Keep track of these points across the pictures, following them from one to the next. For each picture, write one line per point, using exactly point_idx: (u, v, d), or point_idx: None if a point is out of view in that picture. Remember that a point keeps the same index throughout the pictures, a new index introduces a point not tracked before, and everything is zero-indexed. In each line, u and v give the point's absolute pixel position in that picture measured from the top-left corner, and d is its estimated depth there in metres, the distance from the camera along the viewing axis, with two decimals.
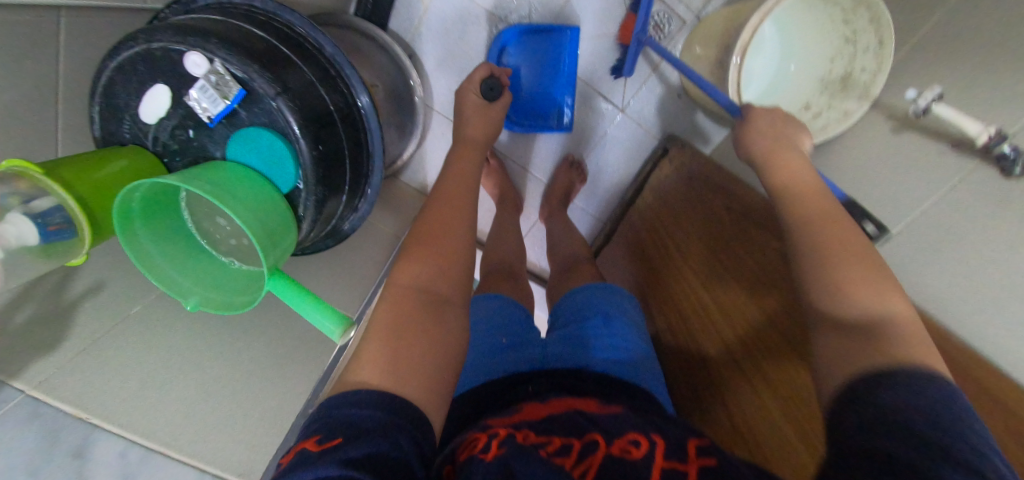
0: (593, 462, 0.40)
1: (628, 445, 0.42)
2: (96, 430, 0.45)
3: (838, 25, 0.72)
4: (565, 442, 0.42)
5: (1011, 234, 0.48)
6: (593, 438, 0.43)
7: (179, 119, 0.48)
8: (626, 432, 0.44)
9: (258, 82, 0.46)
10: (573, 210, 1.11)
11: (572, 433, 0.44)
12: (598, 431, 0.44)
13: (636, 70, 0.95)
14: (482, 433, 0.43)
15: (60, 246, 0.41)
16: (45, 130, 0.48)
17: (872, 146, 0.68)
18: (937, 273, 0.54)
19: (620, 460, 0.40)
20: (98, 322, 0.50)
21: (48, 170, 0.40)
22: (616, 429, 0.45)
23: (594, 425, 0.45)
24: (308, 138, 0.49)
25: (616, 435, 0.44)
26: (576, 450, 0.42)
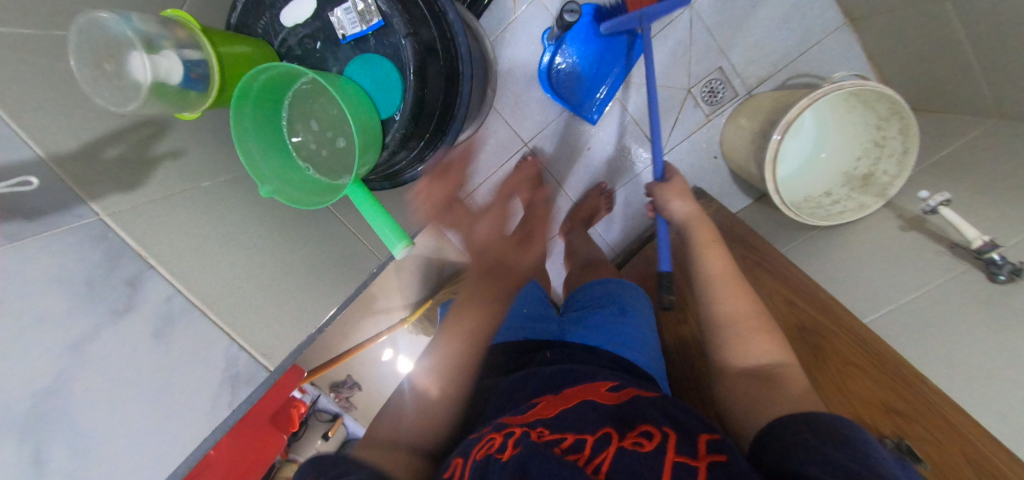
0: (605, 456, 0.41)
1: (640, 439, 0.43)
2: (151, 270, 0.47)
3: (872, 129, 0.82)
4: (577, 439, 0.44)
5: (993, 330, 0.53)
6: (607, 432, 0.44)
7: (313, 30, 0.55)
8: (639, 424, 0.45)
9: (396, 20, 0.53)
10: (592, 233, 1.17)
11: (587, 428, 0.45)
12: (612, 424, 0.46)
13: (683, 123, 1.03)
14: (497, 433, 0.47)
15: (191, 96, 0.45)
16: None
17: (881, 237, 0.76)
18: (922, 352, 0.59)
19: (633, 451, 0.41)
20: (172, 182, 0.53)
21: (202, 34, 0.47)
22: (630, 422, 0.46)
23: (609, 418, 0.47)
24: (418, 79, 0.56)
25: (630, 428, 0.45)
26: (590, 443, 0.43)
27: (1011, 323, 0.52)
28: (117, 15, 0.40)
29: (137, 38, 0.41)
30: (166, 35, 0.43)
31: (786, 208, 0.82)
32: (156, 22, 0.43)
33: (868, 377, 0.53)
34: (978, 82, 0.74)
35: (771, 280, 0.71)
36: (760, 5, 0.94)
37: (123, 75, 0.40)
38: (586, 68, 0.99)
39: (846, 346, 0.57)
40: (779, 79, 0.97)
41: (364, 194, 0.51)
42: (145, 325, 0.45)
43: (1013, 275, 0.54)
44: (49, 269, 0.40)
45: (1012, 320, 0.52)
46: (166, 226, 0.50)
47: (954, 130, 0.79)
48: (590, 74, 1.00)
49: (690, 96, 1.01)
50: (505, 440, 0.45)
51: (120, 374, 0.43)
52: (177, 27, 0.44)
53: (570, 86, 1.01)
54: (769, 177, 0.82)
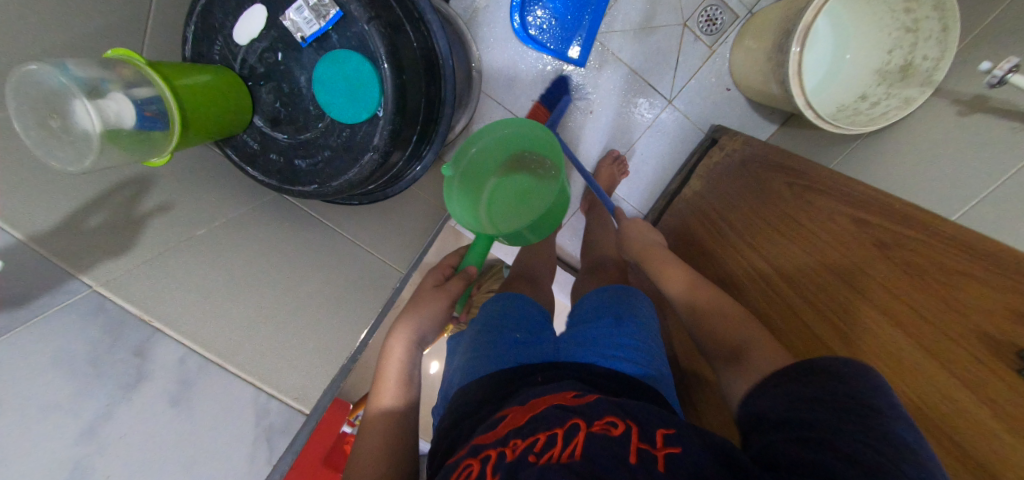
0: (576, 443, 0.41)
1: (608, 425, 0.43)
2: (158, 334, 0.43)
3: (900, 14, 0.73)
4: (549, 433, 0.43)
5: None
6: (574, 422, 0.44)
7: (270, 41, 0.50)
8: (605, 414, 0.45)
9: (354, 6, 0.48)
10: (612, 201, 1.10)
11: (554, 423, 0.44)
12: (579, 415, 0.45)
13: (685, 61, 0.95)
14: (473, 458, 0.44)
15: (150, 136, 0.42)
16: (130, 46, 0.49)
17: (936, 127, 0.68)
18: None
19: (603, 435, 0.42)
20: (166, 236, 0.50)
21: (197, 67, 0.48)
22: (594, 410, 0.46)
23: (575, 411, 0.46)
24: (393, 64, 0.49)
25: (595, 416, 0.45)
26: (561, 439, 0.42)
27: None
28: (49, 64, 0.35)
29: (76, 85, 0.36)
30: (108, 77, 0.39)
31: (821, 122, 0.73)
32: (94, 65, 0.38)
33: (977, 283, 0.42)
34: None
35: (828, 201, 0.63)
36: None
37: (72, 129, 0.36)
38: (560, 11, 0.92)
39: (935, 249, 0.46)
40: None
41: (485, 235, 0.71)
42: (161, 396, 0.41)
43: None
44: (45, 353, 0.36)
45: None
46: (165, 283, 0.47)
47: None
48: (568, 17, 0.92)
49: (687, 30, 0.93)
50: (482, 467, 0.42)
51: (147, 456, 0.39)
52: (118, 66, 0.40)
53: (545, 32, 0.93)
54: (795, 93, 0.74)
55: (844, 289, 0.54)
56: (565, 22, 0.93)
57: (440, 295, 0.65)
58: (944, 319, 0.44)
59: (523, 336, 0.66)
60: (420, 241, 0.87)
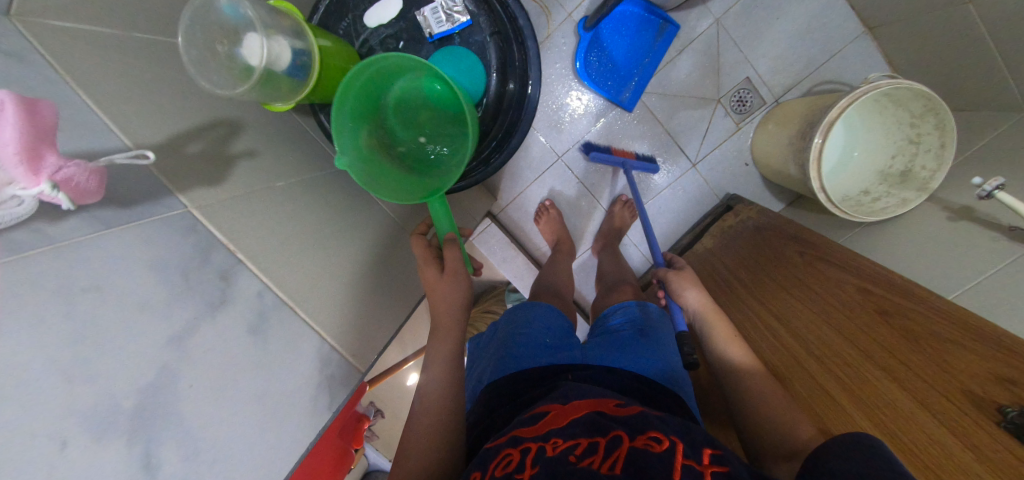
0: (618, 454, 0.45)
1: (650, 441, 0.46)
2: (241, 265, 0.45)
3: (904, 127, 0.85)
4: (591, 442, 0.47)
5: None
6: (618, 434, 0.48)
7: (396, 31, 0.56)
8: (648, 430, 0.48)
9: (481, 19, 0.55)
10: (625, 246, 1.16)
11: (596, 432, 0.48)
12: (621, 428, 0.49)
13: (714, 132, 1.06)
14: (514, 448, 0.48)
15: (293, 82, 0.45)
16: None
17: (928, 227, 0.78)
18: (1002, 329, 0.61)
19: (644, 451, 0.45)
20: (251, 179, 0.52)
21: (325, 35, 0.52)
22: (638, 426, 0.49)
23: (617, 424, 0.50)
24: (500, 74, 0.57)
25: (639, 432, 0.48)
26: (603, 447, 0.46)
27: None
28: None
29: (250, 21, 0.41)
30: (271, 23, 0.43)
31: (833, 207, 0.83)
32: (263, 8, 0.43)
33: (969, 354, 0.49)
34: (1006, 77, 0.78)
35: (836, 272, 0.70)
36: (779, 18, 0.99)
37: (234, 57, 0.40)
38: (619, 58, 1.01)
39: (935, 322, 0.54)
40: (804, 87, 1.01)
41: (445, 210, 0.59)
42: (242, 320, 0.43)
43: None
44: (144, 256, 0.37)
45: None
46: (249, 222, 0.49)
47: (988, 125, 0.82)
48: (626, 64, 1.01)
49: (719, 105, 1.05)
50: (522, 457, 0.46)
51: (219, 373, 0.40)
52: (282, 15, 0.45)
53: (604, 75, 1.02)
54: (812, 177, 0.83)
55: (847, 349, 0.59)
56: (623, 72, 1.02)
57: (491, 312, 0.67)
58: (940, 380, 0.49)
59: (553, 340, 0.71)
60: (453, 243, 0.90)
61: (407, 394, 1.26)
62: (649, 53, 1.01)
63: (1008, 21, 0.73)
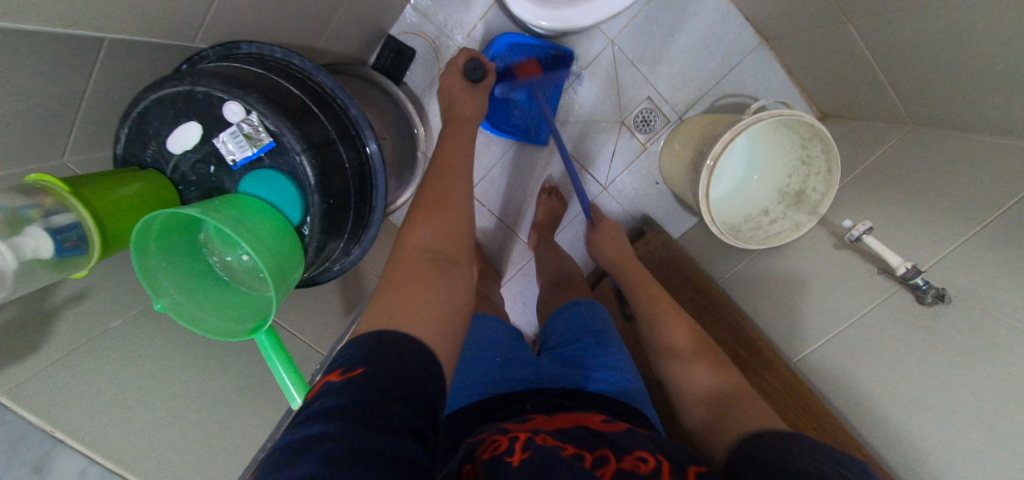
0: (606, 470, 0.46)
1: (637, 461, 0.48)
2: (60, 445, 0.46)
3: (797, 148, 0.84)
4: (579, 451, 0.48)
5: (935, 346, 0.58)
6: (604, 454, 0.49)
7: (204, 155, 0.53)
8: (635, 450, 0.50)
9: (288, 138, 0.52)
10: (564, 235, 1.13)
11: (585, 448, 0.50)
12: (608, 448, 0.50)
13: (621, 153, 1.05)
14: (500, 436, 0.50)
15: (69, 262, 0.44)
16: (53, 140, 0.50)
17: (815, 255, 0.79)
18: (876, 372, 0.64)
19: (632, 471, 0.46)
20: (78, 333, 0.50)
21: (139, 175, 0.51)
22: (626, 447, 0.51)
23: (604, 443, 0.52)
24: (321, 193, 0.55)
25: (627, 452, 0.50)
26: (590, 460, 0.48)
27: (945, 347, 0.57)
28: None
29: None
30: (27, 208, 0.41)
31: (724, 236, 0.82)
32: (14, 194, 0.41)
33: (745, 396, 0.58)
34: (886, 95, 0.77)
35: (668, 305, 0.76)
36: (678, 33, 0.97)
37: None
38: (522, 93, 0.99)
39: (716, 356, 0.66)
40: (706, 101, 1.00)
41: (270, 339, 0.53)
42: None
43: (938, 298, 0.58)
44: None
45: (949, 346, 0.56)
46: (76, 387, 0.48)
47: (874, 140, 0.81)
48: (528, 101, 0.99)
49: (624, 126, 1.03)
50: (510, 441, 0.49)
51: None
52: (42, 195, 0.42)
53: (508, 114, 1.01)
54: (703, 209, 0.82)
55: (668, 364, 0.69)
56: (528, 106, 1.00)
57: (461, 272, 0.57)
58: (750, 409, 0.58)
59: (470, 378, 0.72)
60: (355, 310, 0.89)
61: None
62: (550, 87, 0.96)
63: (882, 43, 0.72)
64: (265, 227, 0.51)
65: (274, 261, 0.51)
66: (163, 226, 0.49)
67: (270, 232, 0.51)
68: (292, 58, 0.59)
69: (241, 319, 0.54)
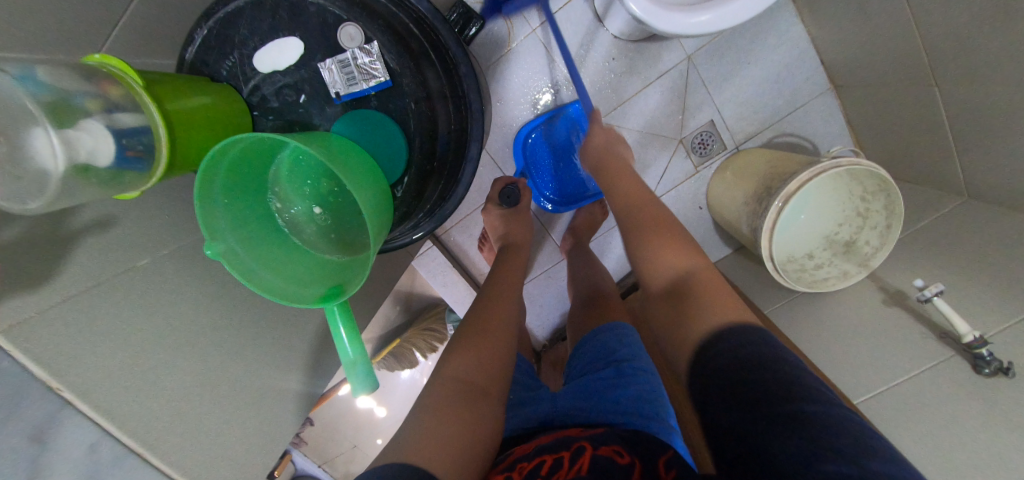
0: (582, 464, 0.47)
1: (614, 451, 0.49)
2: (69, 408, 0.37)
3: (855, 199, 0.86)
4: (556, 456, 0.49)
5: (980, 413, 0.59)
6: (581, 444, 0.51)
7: (297, 80, 0.45)
8: (611, 442, 0.51)
9: (407, 80, 0.48)
10: (596, 244, 1.10)
11: (562, 446, 0.51)
12: (584, 440, 0.52)
13: (672, 173, 1.04)
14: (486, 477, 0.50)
15: (127, 178, 0.34)
16: (113, 24, 0.40)
17: (861, 306, 0.80)
18: (918, 434, 0.64)
19: (608, 459, 0.47)
20: (102, 265, 0.39)
21: (206, 84, 0.42)
22: (602, 438, 0.52)
23: (581, 437, 0.53)
24: (424, 148, 0.50)
25: (602, 442, 0.51)
26: (567, 460, 0.49)
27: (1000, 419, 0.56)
28: (9, 71, 0.28)
29: (47, 109, 0.29)
30: (86, 95, 0.32)
31: (778, 274, 0.82)
32: (72, 77, 0.32)
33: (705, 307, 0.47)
34: (947, 163, 0.80)
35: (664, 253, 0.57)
36: (750, 63, 0.97)
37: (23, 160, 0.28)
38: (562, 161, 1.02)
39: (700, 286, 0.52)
40: (765, 136, 1.01)
41: (341, 315, 0.45)
42: None
43: (998, 370, 0.58)
44: None
45: (1003, 418, 0.56)
46: (94, 334, 0.38)
47: (929, 204, 0.84)
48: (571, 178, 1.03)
49: (681, 145, 1.02)
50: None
51: None
52: (107, 84, 0.33)
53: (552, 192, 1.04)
54: (764, 243, 0.81)
55: (632, 248, 0.61)
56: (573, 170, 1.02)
57: (485, 349, 0.59)
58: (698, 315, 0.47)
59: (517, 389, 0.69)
60: (381, 284, 0.81)
61: (336, 410, 1.20)
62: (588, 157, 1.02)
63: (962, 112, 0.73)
64: (364, 174, 0.43)
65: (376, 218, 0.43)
66: (238, 156, 0.40)
67: (366, 177, 0.43)
68: None
69: (316, 287, 0.44)
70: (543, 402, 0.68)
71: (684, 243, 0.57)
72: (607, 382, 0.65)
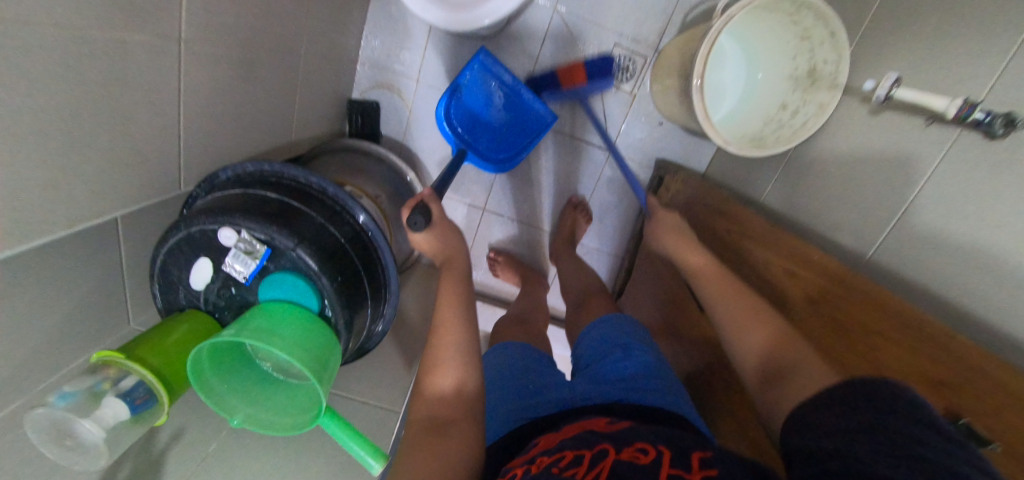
0: (602, 465, 0.44)
1: (636, 452, 0.46)
2: None
3: (790, 27, 0.76)
4: (577, 453, 0.46)
5: (986, 188, 0.49)
6: (603, 447, 0.47)
7: (222, 282, 0.58)
8: (635, 442, 0.48)
9: (279, 240, 0.56)
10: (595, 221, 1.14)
11: (584, 445, 0.48)
12: (607, 441, 0.48)
13: (612, 112, 1.04)
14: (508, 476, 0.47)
15: (146, 413, 0.50)
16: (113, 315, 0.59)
17: (849, 132, 0.70)
18: None
19: (630, 463, 0.44)
20: (185, 466, 0.57)
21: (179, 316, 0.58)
22: (624, 438, 0.49)
23: (605, 438, 0.50)
24: (328, 274, 0.58)
25: (625, 444, 0.48)
26: (588, 459, 0.45)
27: (1006, 188, 0.47)
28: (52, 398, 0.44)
29: (77, 407, 0.45)
30: (100, 381, 0.48)
31: (745, 150, 0.76)
32: (84, 377, 0.48)
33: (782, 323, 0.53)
34: None
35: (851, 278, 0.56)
36: None
37: (83, 443, 0.45)
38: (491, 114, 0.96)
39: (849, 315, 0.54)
40: (676, 22, 0.96)
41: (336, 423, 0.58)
42: None
43: (1008, 126, 0.46)
44: None
45: (1007, 184, 0.47)
46: None
47: None
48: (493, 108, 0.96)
49: None
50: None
51: None
52: (106, 368, 0.49)
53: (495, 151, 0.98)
54: (711, 132, 0.77)
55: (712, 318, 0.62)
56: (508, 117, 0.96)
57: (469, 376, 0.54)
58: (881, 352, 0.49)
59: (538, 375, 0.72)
60: None
61: None
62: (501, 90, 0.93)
63: None
64: (296, 327, 0.56)
65: (312, 356, 0.55)
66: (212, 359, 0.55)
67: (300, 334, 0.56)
68: (262, 166, 0.64)
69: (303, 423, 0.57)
70: (561, 389, 0.67)
71: (764, 313, 0.57)
72: (615, 360, 0.70)
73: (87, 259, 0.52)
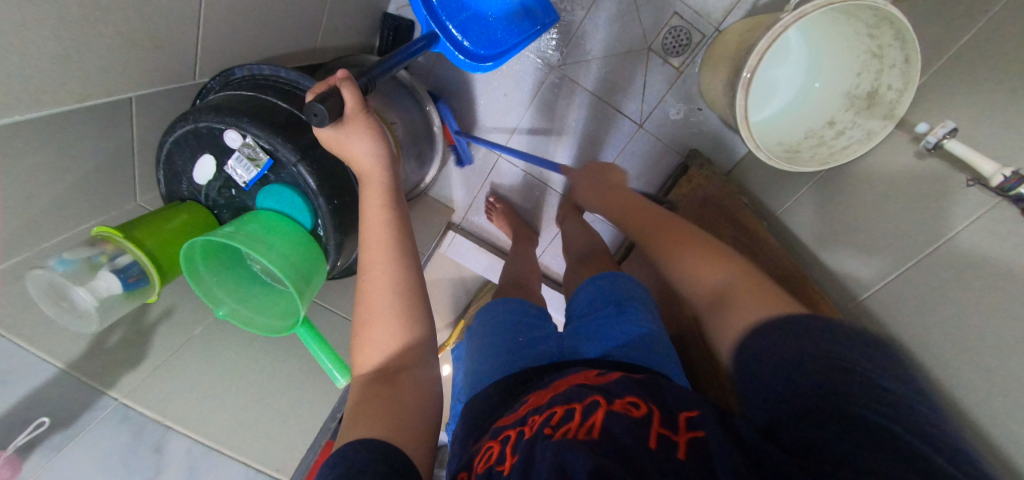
0: (594, 421, 0.37)
1: (628, 404, 0.39)
2: (170, 430, 0.59)
3: (864, 38, 0.69)
4: (564, 411, 0.40)
5: (997, 268, 0.47)
6: (594, 400, 0.40)
7: (224, 181, 0.59)
8: (628, 393, 0.41)
9: (282, 152, 0.56)
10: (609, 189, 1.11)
11: (570, 401, 0.41)
12: (598, 393, 0.41)
13: (652, 85, 0.98)
14: (494, 440, 0.42)
15: (138, 291, 0.54)
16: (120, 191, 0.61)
17: (887, 169, 0.66)
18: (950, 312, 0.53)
19: (621, 418, 0.37)
20: (169, 343, 0.62)
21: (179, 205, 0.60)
22: (617, 390, 0.42)
23: (594, 390, 0.42)
24: (325, 195, 0.59)
25: (616, 395, 0.41)
26: (579, 415, 0.39)
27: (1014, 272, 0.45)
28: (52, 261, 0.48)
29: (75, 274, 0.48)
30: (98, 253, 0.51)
31: (773, 162, 0.72)
32: (83, 247, 0.50)
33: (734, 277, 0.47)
34: None
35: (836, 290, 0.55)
36: None
37: (77, 307, 0.49)
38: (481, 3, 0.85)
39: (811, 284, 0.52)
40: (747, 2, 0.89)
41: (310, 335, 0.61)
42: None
43: None
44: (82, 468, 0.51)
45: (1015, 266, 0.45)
46: (171, 385, 0.61)
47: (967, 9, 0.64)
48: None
49: (653, 54, 0.95)
50: (500, 448, 0.40)
51: None
52: (104, 243, 0.51)
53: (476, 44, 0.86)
54: (745, 134, 0.72)
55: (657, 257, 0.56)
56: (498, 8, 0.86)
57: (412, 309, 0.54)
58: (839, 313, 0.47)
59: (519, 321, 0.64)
60: None
61: None
62: None
63: None
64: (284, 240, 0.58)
65: (297, 272, 0.57)
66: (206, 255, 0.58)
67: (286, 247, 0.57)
68: (276, 71, 0.62)
69: (284, 323, 0.60)
70: (550, 341, 0.61)
71: (723, 254, 0.51)
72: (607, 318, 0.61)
73: (97, 135, 0.53)
